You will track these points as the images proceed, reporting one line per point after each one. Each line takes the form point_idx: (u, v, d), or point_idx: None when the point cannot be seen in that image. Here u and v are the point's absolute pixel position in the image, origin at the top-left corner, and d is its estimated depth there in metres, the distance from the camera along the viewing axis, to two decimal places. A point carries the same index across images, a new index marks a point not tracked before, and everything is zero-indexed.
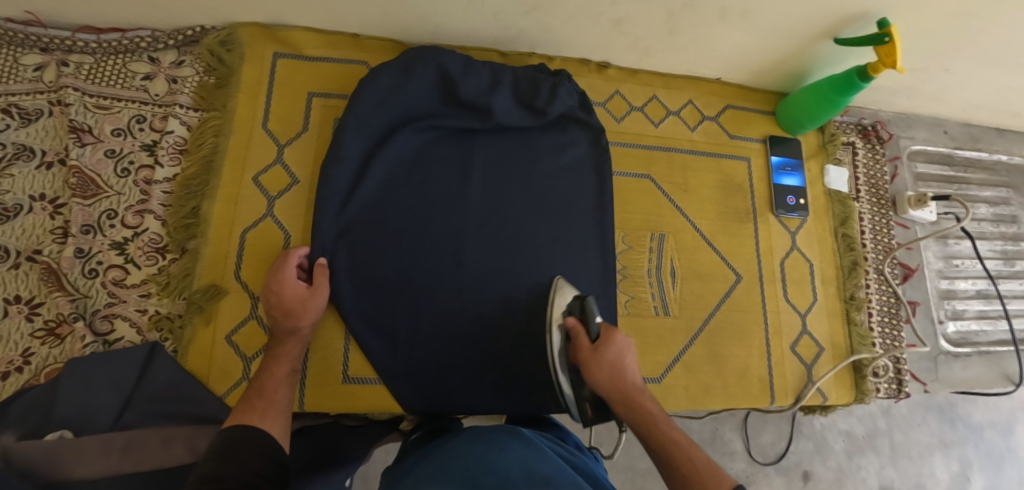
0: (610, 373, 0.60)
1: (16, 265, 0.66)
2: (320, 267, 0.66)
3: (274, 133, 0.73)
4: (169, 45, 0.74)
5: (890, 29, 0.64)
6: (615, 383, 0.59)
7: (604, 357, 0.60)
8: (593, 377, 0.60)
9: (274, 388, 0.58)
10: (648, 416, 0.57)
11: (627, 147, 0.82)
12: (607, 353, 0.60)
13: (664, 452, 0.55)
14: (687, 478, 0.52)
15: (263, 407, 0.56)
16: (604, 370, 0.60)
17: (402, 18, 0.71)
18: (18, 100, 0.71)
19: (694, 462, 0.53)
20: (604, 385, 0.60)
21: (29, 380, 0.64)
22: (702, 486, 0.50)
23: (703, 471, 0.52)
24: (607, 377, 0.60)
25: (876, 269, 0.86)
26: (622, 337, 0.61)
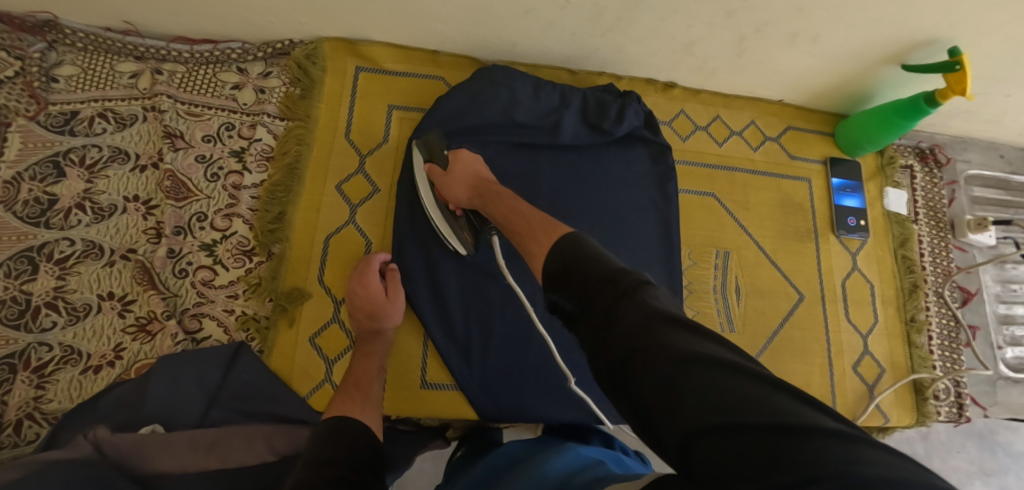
0: (464, 181, 0.66)
1: (110, 262, 0.69)
2: (394, 271, 0.69)
3: (355, 143, 0.76)
4: (257, 57, 0.78)
5: (961, 57, 0.66)
6: (468, 185, 0.66)
7: (452, 173, 0.67)
8: (449, 189, 0.67)
9: (367, 383, 0.62)
10: (489, 194, 0.64)
11: (691, 166, 0.84)
12: (454, 168, 0.67)
13: (503, 218, 0.60)
14: (522, 227, 0.56)
15: (360, 400, 0.59)
16: (459, 181, 0.67)
17: (481, 35, 0.74)
18: (114, 105, 0.75)
19: (532, 220, 0.56)
20: (456, 192, 0.67)
21: (121, 374, 0.66)
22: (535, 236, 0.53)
23: (532, 226, 0.55)
24: (458, 192, 0.66)
25: (936, 292, 0.86)
26: (464, 152, 0.68)
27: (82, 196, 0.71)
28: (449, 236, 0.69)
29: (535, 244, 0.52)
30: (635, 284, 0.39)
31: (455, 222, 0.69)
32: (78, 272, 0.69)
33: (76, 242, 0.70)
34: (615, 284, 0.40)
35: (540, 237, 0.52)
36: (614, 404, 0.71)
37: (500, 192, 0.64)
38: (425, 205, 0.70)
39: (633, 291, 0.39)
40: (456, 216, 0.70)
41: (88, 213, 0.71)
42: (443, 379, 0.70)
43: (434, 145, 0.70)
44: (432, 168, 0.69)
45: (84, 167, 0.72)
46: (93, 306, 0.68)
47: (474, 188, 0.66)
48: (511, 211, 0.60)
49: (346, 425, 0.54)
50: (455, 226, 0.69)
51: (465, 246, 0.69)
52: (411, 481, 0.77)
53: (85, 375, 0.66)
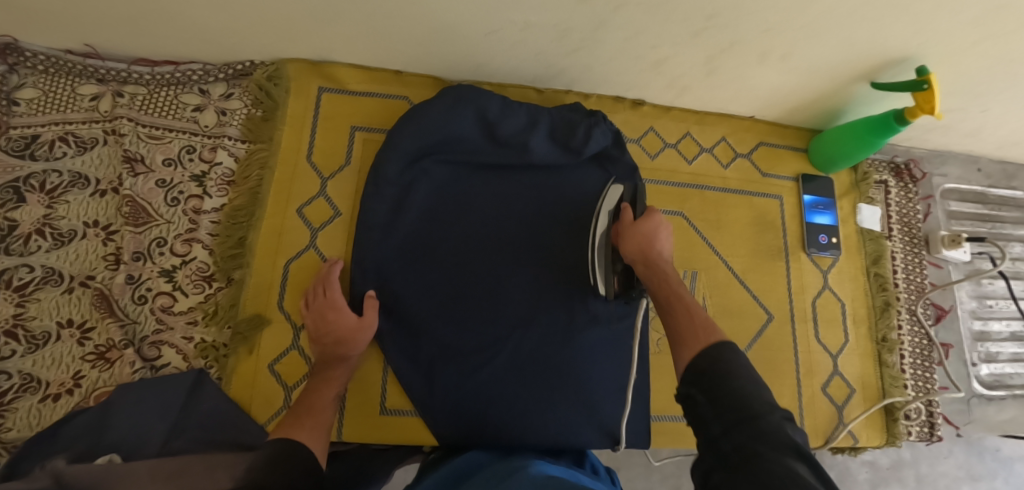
0: (643, 241, 0.64)
1: (70, 289, 0.69)
2: (371, 300, 0.68)
3: (318, 166, 0.75)
4: (219, 78, 0.77)
5: (928, 76, 0.65)
6: (643, 248, 0.64)
7: (639, 227, 0.65)
8: (624, 241, 0.66)
9: (321, 410, 0.62)
10: (663, 273, 0.62)
11: (660, 184, 0.83)
12: (644, 223, 0.65)
13: (667, 298, 0.59)
14: (682, 326, 0.55)
15: (311, 425, 0.59)
16: (638, 235, 0.65)
17: (445, 55, 0.73)
18: (75, 128, 0.75)
19: (694, 316, 0.55)
20: (631, 247, 0.65)
21: (80, 402, 0.66)
22: (691, 336, 0.53)
23: (697, 325, 0.54)
24: (631, 247, 0.64)
25: (909, 309, 0.85)
26: (662, 216, 0.66)
27: (42, 222, 0.71)
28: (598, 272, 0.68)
29: (688, 344, 0.52)
30: (780, 414, 0.42)
31: (613, 267, 0.69)
32: (38, 299, 0.68)
33: (35, 268, 0.69)
34: (758, 402, 0.42)
35: (699, 334, 0.53)
36: (579, 429, 0.70)
37: (673, 275, 0.62)
38: (592, 236, 0.69)
39: (776, 416, 0.42)
40: (613, 260, 0.69)
41: (48, 239, 0.70)
42: (404, 404, 0.70)
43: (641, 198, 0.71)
44: (626, 213, 0.68)
45: (44, 192, 0.72)
46: (52, 334, 0.68)
47: (647, 252, 0.64)
48: (685, 302, 0.58)
49: (297, 456, 0.54)
50: (610, 267, 0.68)
51: (606, 287, 0.68)
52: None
53: (44, 403, 0.66)
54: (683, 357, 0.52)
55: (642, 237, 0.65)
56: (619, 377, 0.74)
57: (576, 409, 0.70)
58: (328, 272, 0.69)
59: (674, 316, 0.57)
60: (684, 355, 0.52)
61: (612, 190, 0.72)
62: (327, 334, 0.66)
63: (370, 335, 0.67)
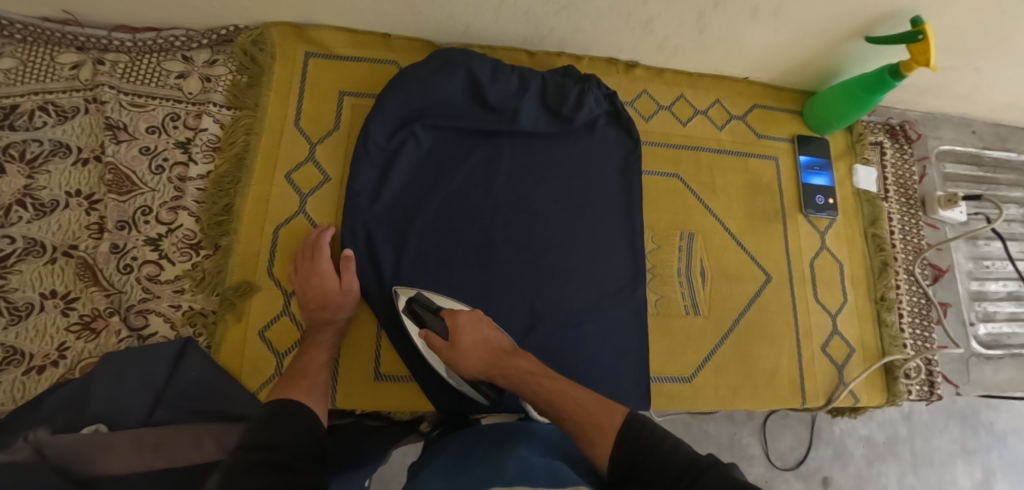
0: (476, 358, 0.61)
1: (52, 260, 0.67)
2: (348, 260, 0.67)
3: (306, 131, 0.74)
4: (203, 44, 0.75)
5: (923, 27, 0.64)
6: (487, 357, 0.61)
7: (455, 347, 0.61)
8: (460, 366, 0.61)
9: (316, 373, 0.60)
10: (518, 374, 0.60)
11: (655, 146, 0.82)
12: (457, 342, 0.61)
13: (546, 401, 0.57)
14: (576, 417, 0.54)
15: (307, 386, 0.58)
16: (469, 353, 0.61)
17: (432, 17, 0.71)
18: (55, 97, 0.72)
19: (580, 404, 0.55)
20: (469, 367, 0.61)
21: (65, 374, 0.64)
22: (595, 429, 0.51)
23: (587, 416, 0.53)
24: (475, 365, 0.61)
25: (906, 269, 0.85)
26: (466, 311, 0.63)
27: (23, 192, 0.69)
28: (463, 384, 0.66)
29: (598, 441, 0.50)
30: None
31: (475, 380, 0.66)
32: (20, 270, 0.66)
33: (16, 240, 0.67)
34: None
35: (602, 425, 0.51)
36: None
37: (527, 367, 0.60)
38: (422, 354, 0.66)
39: None
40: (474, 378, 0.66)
41: (29, 210, 0.68)
42: (398, 371, 0.69)
43: (427, 303, 0.65)
44: (432, 338, 0.62)
45: (24, 162, 0.70)
46: (35, 304, 0.66)
47: (492, 358, 0.61)
48: (556, 390, 0.57)
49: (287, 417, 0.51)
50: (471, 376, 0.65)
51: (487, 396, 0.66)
52: (393, 477, 0.84)
53: (28, 376, 0.64)
54: (601, 459, 0.49)
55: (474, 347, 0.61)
56: (618, 344, 0.72)
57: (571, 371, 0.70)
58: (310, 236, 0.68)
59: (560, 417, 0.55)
60: (598, 451, 0.49)
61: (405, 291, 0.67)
62: (312, 298, 0.65)
63: (355, 300, 0.66)
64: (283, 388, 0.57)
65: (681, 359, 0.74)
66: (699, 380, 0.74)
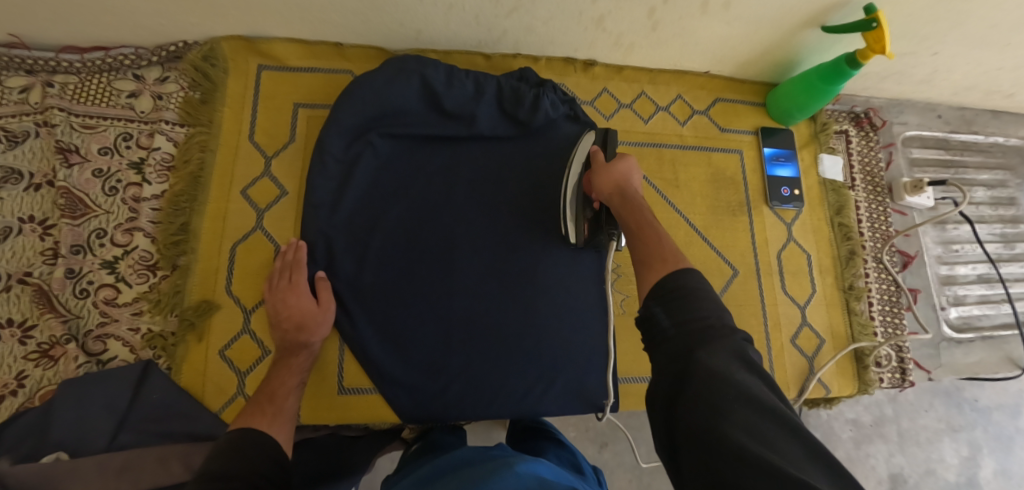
0: (616, 177, 0.61)
1: (7, 287, 0.66)
2: (323, 281, 0.67)
3: (261, 146, 0.73)
4: (153, 61, 0.74)
5: (876, 14, 0.63)
6: (617, 185, 0.60)
7: (614, 167, 0.62)
8: (597, 180, 0.62)
9: (283, 397, 0.60)
10: (631, 197, 0.59)
11: (616, 145, 0.81)
12: (618, 164, 0.62)
13: (637, 225, 0.56)
14: (645, 249, 0.53)
15: (271, 414, 0.57)
16: (610, 172, 0.61)
17: (382, 23, 0.70)
18: (5, 122, 0.71)
19: (661, 245, 0.53)
20: (602, 184, 0.61)
21: (25, 403, 0.64)
22: (656, 262, 0.51)
23: (665, 254, 0.52)
24: (602, 184, 0.61)
25: (875, 257, 0.85)
26: (633, 158, 0.63)
27: None
28: (569, 219, 0.67)
29: (653, 269, 0.50)
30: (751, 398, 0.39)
31: (586, 209, 0.67)
32: None
33: None
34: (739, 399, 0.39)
35: (666, 259, 0.51)
36: (543, 397, 0.70)
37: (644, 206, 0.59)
38: (565, 185, 0.68)
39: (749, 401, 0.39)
40: (586, 206, 0.67)
41: None
42: (364, 383, 0.68)
43: (611, 142, 0.69)
44: (597, 154, 0.64)
45: None
46: None
47: (621, 186, 0.60)
48: (651, 227, 0.55)
49: (254, 437, 0.52)
50: (581, 212, 0.66)
51: (578, 235, 0.67)
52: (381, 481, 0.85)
53: None
54: (646, 284, 0.50)
55: (616, 177, 0.61)
56: (583, 344, 0.72)
57: (538, 374, 0.70)
58: (292, 257, 0.67)
59: (636, 232, 0.55)
60: (647, 281, 0.50)
61: (585, 138, 0.71)
62: (289, 319, 0.64)
63: (331, 320, 0.66)
64: (249, 415, 0.56)
65: None
66: None
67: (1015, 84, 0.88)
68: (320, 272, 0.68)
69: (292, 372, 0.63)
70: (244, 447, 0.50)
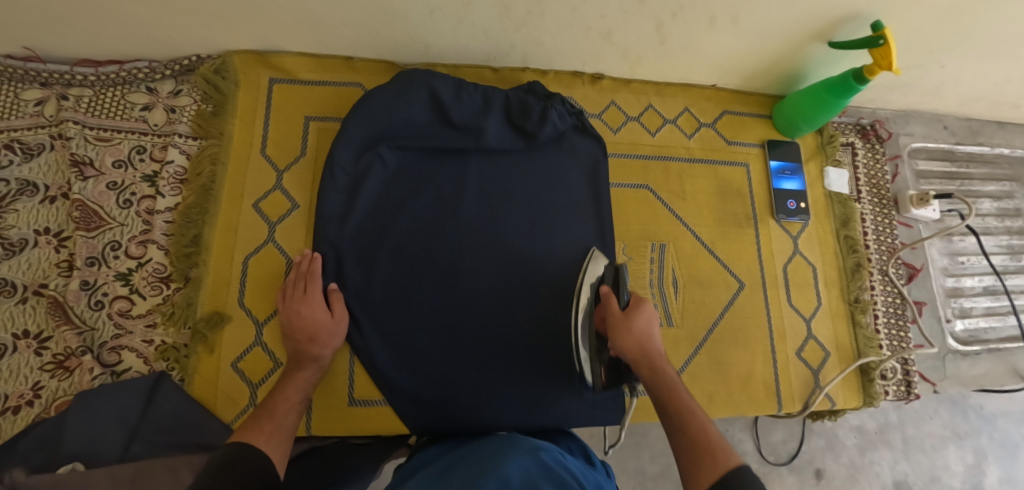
0: (638, 335, 0.61)
1: (23, 299, 0.67)
2: (336, 294, 0.68)
3: (272, 159, 0.74)
4: (166, 75, 0.75)
5: (884, 31, 0.64)
6: (641, 348, 0.61)
7: (634, 322, 0.62)
8: (620, 340, 0.61)
9: (283, 413, 0.59)
10: (662, 374, 0.59)
11: (624, 157, 0.82)
12: (637, 317, 0.62)
13: (677, 411, 0.55)
14: (690, 441, 0.52)
15: (270, 430, 0.56)
16: (634, 333, 0.61)
17: (392, 38, 0.71)
18: (20, 135, 0.72)
19: (707, 432, 0.53)
20: (626, 345, 0.61)
21: (41, 413, 0.65)
22: (708, 456, 0.50)
23: (707, 443, 0.51)
24: (630, 345, 0.61)
25: (881, 269, 0.85)
26: (651, 306, 0.63)
27: None
28: (585, 362, 0.63)
29: (707, 467, 0.49)
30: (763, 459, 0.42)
31: (602, 356, 0.64)
32: None
33: None
34: None
35: (718, 456, 0.49)
36: (549, 409, 0.70)
37: (674, 378, 0.59)
38: (574, 319, 0.64)
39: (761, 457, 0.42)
40: (600, 349, 0.65)
41: None
42: (373, 394, 0.69)
43: (623, 280, 0.67)
44: (611, 300, 0.64)
45: None
46: (7, 345, 0.66)
47: (647, 355, 0.60)
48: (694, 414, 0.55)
49: (249, 450, 0.51)
50: (595, 353, 0.63)
51: (594, 379, 0.63)
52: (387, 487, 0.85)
53: (3, 416, 0.64)
54: (701, 484, 0.48)
55: (637, 336, 0.61)
56: None
57: (545, 385, 0.71)
58: (305, 267, 0.68)
59: (679, 420, 0.54)
60: (700, 480, 0.48)
61: (593, 265, 0.70)
62: (299, 330, 0.65)
63: (342, 333, 0.67)
64: (249, 428, 0.55)
65: None
66: None
67: (1021, 95, 0.88)
68: (332, 284, 0.68)
69: (297, 386, 0.62)
70: (241, 459, 0.50)
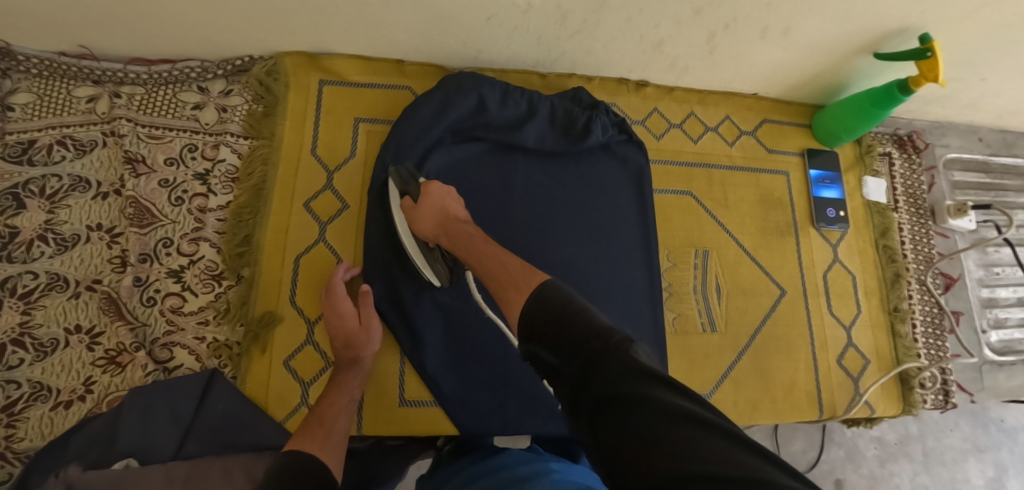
0: (433, 213, 0.64)
1: (76, 294, 0.68)
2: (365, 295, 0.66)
3: (322, 160, 0.74)
4: (218, 74, 0.76)
5: (932, 44, 0.64)
6: (439, 222, 0.64)
7: (425, 206, 0.64)
8: (416, 223, 0.65)
9: (333, 418, 0.60)
10: (461, 234, 0.63)
11: (667, 164, 0.83)
12: (425, 201, 0.65)
13: (478, 260, 0.59)
14: (502, 279, 0.55)
15: (320, 438, 0.58)
16: (426, 216, 0.64)
17: (446, 43, 0.72)
18: (73, 131, 0.73)
19: (508, 268, 0.56)
20: (425, 229, 0.65)
21: (93, 408, 0.65)
22: (514, 289, 0.53)
23: (515, 277, 0.54)
24: (428, 227, 0.64)
25: (919, 279, 0.86)
26: (436, 185, 0.65)
27: (43, 228, 0.69)
28: (425, 268, 0.67)
29: (512, 299, 0.52)
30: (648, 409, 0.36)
31: (432, 254, 0.68)
32: (43, 306, 0.67)
33: (39, 275, 0.68)
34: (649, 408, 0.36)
35: (520, 285, 0.52)
36: None
37: (471, 232, 0.63)
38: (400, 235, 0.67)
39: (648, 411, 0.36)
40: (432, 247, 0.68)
41: (51, 245, 0.69)
42: (424, 395, 0.69)
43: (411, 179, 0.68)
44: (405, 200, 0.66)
45: (45, 197, 0.70)
46: (60, 340, 0.66)
47: (443, 223, 0.64)
48: (487, 254, 0.59)
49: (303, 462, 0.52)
50: (429, 256, 0.67)
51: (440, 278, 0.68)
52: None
53: (55, 411, 0.64)
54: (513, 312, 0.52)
55: (434, 214, 0.64)
56: None
57: None
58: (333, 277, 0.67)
59: (490, 277, 0.57)
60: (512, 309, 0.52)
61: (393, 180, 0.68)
62: (338, 336, 0.65)
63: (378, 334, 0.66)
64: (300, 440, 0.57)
65: (702, 374, 0.74)
66: (718, 397, 0.75)
67: None
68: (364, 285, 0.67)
69: (345, 394, 0.63)
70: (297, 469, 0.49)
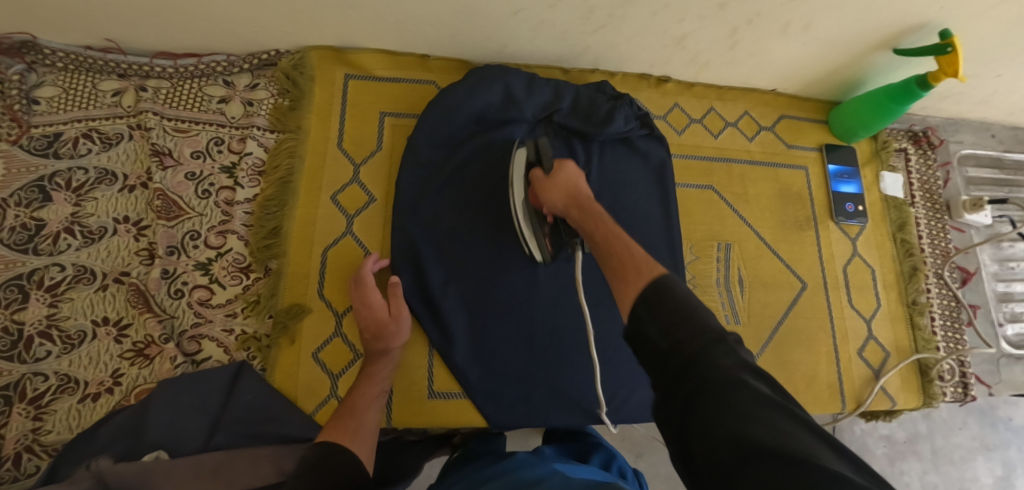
0: (565, 190, 0.63)
1: (103, 286, 0.68)
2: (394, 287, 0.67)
3: (348, 153, 0.75)
4: (244, 68, 0.76)
5: (952, 39, 0.65)
6: (570, 196, 0.62)
7: (556, 178, 0.64)
8: (547, 192, 0.63)
9: (364, 407, 0.60)
10: (588, 207, 0.60)
11: (688, 159, 0.83)
12: (559, 174, 0.64)
13: (603, 236, 0.56)
14: (620, 259, 0.52)
15: (353, 429, 0.56)
16: (558, 186, 0.63)
17: (472, 38, 0.73)
18: (98, 124, 0.73)
19: (631, 254, 0.52)
20: (553, 197, 0.63)
21: (121, 400, 0.65)
22: (634, 272, 0.49)
23: (635, 260, 0.51)
24: (555, 198, 0.63)
25: (936, 273, 0.87)
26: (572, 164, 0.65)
27: (70, 220, 0.69)
28: (530, 240, 0.68)
29: (632, 281, 0.48)
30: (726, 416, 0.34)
31: (542, 227, 0.68)
32: (70, 298, 0.67)
33: (66, 268, 0.67)
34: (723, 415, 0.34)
35: (642, 268, 0.49)
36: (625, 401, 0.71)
37: (601, 211, 0.60)
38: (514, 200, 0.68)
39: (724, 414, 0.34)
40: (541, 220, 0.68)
41: (78, 237, 0.69)
42: (451, 387, 0.69)
43: (545, 150, 0.68)
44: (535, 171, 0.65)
45: (71, 190, 0.70)
46: (87, 332, 0.66)
47: (573, 197, 0.62)
48: (605, 231, 0.56)
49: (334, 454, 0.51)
50: (538, 230, 0.68)
51: (542, 252, 0.69)
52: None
53: (83, 404, 0.64)
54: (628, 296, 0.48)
55: (564, 187, 0.63)
56: None
57: (619, 377, 0.72)
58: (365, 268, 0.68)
59: (610, 257, 0.53)
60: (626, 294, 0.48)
61: (517, 156, 0.70)
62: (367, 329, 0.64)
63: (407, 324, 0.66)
64: (334, 431, 0.56)
65: None
66: None
67: None
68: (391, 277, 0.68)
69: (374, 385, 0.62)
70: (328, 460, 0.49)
